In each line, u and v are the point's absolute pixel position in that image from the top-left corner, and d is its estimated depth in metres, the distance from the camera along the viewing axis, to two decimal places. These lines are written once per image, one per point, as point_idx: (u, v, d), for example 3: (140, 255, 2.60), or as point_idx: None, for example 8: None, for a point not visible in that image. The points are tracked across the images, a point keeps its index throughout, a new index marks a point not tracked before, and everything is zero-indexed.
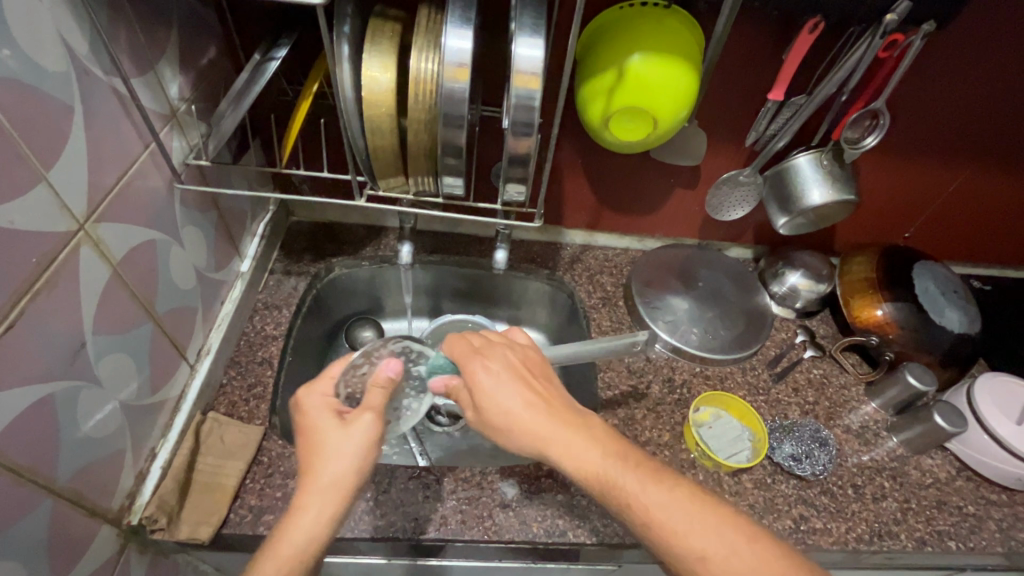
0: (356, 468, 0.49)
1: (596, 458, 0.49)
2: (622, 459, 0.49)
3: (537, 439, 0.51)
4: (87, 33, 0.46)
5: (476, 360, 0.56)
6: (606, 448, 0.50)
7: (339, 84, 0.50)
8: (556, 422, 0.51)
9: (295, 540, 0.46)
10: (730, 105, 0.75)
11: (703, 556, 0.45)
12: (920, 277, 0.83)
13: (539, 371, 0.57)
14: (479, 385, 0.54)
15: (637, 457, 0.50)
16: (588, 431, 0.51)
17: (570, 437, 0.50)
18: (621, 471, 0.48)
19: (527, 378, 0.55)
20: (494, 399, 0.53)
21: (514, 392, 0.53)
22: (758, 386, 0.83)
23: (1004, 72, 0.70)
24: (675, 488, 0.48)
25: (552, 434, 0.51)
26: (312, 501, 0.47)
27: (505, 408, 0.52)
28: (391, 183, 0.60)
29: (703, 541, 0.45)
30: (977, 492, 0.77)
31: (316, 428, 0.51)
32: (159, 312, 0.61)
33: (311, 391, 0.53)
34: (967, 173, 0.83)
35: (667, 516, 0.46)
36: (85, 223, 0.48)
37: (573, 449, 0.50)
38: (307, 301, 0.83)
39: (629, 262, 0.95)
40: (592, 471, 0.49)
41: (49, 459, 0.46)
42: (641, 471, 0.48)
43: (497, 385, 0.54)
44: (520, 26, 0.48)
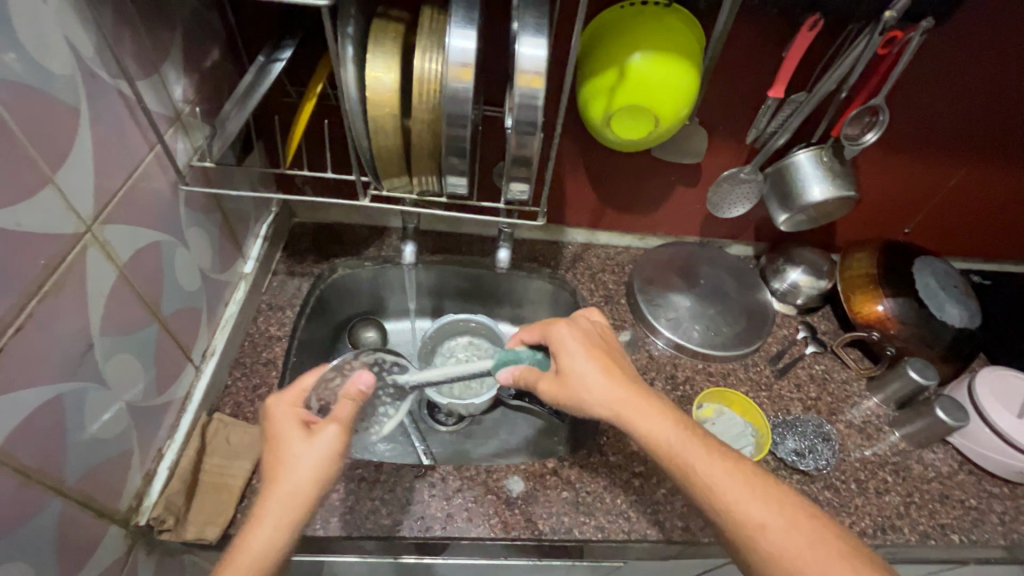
0: (316, 479, 0.49)
1: (668, 428, 0.53)
2: (693, 431, 0.54)
3: (619, 402, 0.54)
4: (92, 36, 0.47)
5: (560, 327, 0.60)
6: (677, 421, 0.54)
7: (343, 85, 0.51)
8: (635, 392, 0.55)
9: (254, 549, 0.45)
10: (730, 102, 0.75)
11: (762, 526, 0.48)
12: (920, 272, 0.84)
13: (615, 349, 0.61)
14: (568, 348, 0.58)
15: (704, 431, 0.54)
16: (663, 404, 0.55)
17: (648, 406, 0.54)
18: (691, 443, 0.52)
19: (606, 351, 0.59)
20: (576, 364, 0.56)
21: (596, 360, 0.57)
22: (760, 382, 0.83)
23: (1003, 67, 0.70)
24: (738, 463, 0.52)
25: (627, 401, 0.54)
26: (271, 509, 0.47)
27: (589, 371, 0.56)
28: (395, 183, 0.60)
29: (763, 511, 0.48)
30: (979, 485, 0.77)
31: (281, 435, 0.51)
32: (165, 313, 0.61)
33: (280, 399, 0.54)
34: (967, 168, 0.84)
35: (729, 487, 0.50)
36: (92, 225, 0.48)
37: (650, 415, 0.54)
38: (311, 301, 0.83)
39: (630, 261, 0.96)
40: (664, 439, 0.53)
41: (57, 460, 0.46)
42: (707, 444, 0.53)
43: (582, 352, 0.57)
44: (523, 26, 0.48)
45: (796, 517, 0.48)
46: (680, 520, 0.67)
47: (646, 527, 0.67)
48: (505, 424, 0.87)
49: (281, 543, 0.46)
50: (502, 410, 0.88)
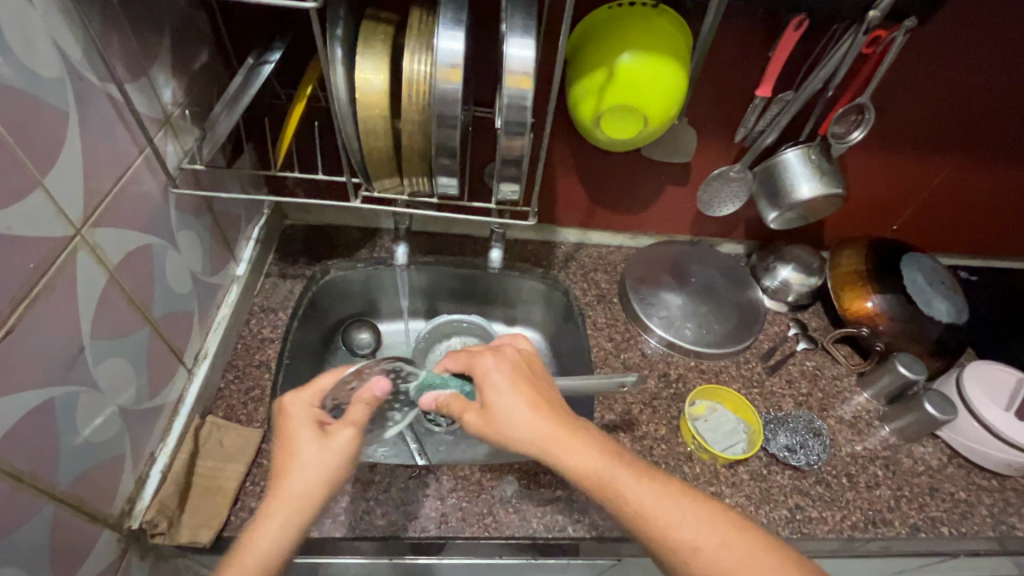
0: (326, 481, 0.49)
1: (596, 459, 0.50)
2: (618, 457, 0.51)
3: (542, 438, 0.51)
4: (80, 40, 0.47)
5: (485, 359, 0.57)
6: (604, 448, 0.52)
7: (332, 86, 0.51)
8: (560, 426, 0.52)
9: (258, 552, 0.45)
10: (718, 102, 0.76)
11: (693, 549, 0.47)
12: (908, 269, 0.85)
13: (544, 378, 0.58)
14: (490, 379, 0.55)
15: (631, 456, 0.52)
16: (589, 434, 0.52)
17: (569, 437, 0.52)
18: (617, 468, 0.50)
19: (532, 382, 0.56)
20: (502, 398, 0.54)
21: (521, 394, 0.54)
22: (752, 379, 0.84)
23: (985, 65, 0.71)
24: (666, 484, 0.50)
25: (551, 435, 0.51)
26: (278, 510, 0.47)
27: (515, 406, 0.53)
28: (386, 184, 0.60)
29: (693, 534, 0.47)
30: (968, 478, 0.78)
31: (294, 435, 0.51)
32: (156, 317, 0.61)
33: (297, 396, 0.54)
34: (953, 165, 0.85)
35: (660, 511, 0.48)
36: (82, 229, 0.48)
37: (572, 445, 0.51)
38: (303, 304, 0.82)
39: (622, 260, 0.97)
40: (591, 468, 0.50)
41: (49, 465, 0.46)
42: (635, 468, 0.50)
43: (509, 385, 0.54)
44: (511, 27, 0.49)
45: (725, 537, 0.47)
46: None
47: None
48: None
49: (286, 547, 0.46)
50: None
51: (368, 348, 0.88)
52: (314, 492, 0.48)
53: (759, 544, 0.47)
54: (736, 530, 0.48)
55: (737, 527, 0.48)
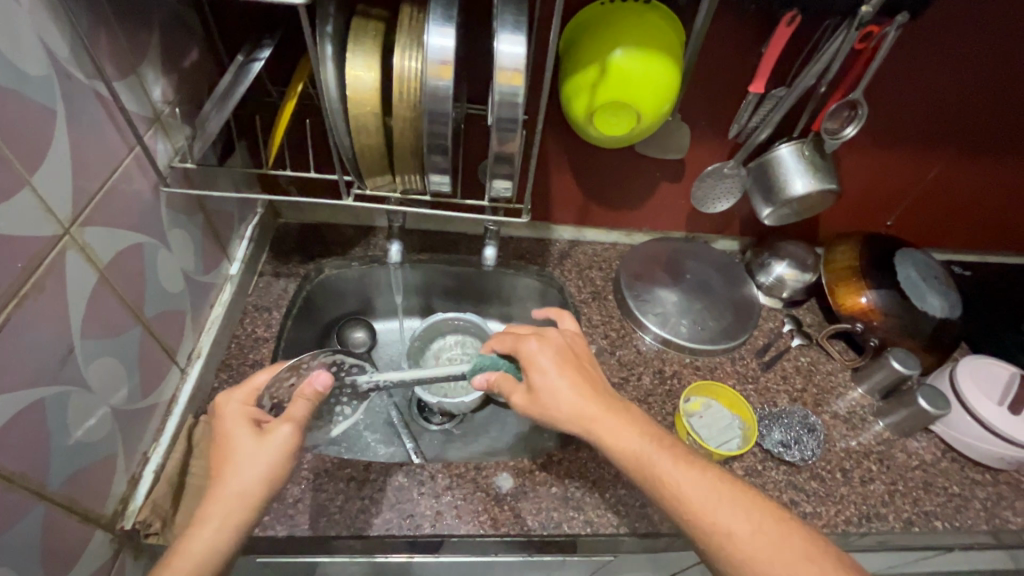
0: (263, 479, 0.50)
1: (637, 440, 0.54)
2: (660, 441, 0.54)
3: (589, 419, 0.55)
4: (67, 37, 0.46)
5: (530, 343, 0.60)
6: (644, 431, 0.55)
7: (322, 83, 0.50)
8: (604, 408, 0.56)
9: (192, 550, 0.46)
10: (711, 98, 0.76)
11: (729, 533, 0.48)
12: (901, 264, 0.85)
13: (587, 361, 0.61)
14: (537, 361, 0.58)
15: (671, 440, 0.54)
16: (629, 415, 0.56)
17: (614, 419, 0.55)
18: (657, 450, 0.53)
19: (576, 365, 0.59)
20: (548, 380, 0.57)
21: (567, 376, 0.57)
22: (747, 375, 0.84)
23: (976, 60, 0.71)
24: (707, 471, 0.51)
25: (597, 416, 0.55)
26: (214, 510, 0.48)
27: (562, 388, 0.56)
28: (379, 182, 0.60)
29: (730, 519, 0.48)
30: (962, 473, 0.78)
31: (230, 433, 0.52)
32: (149, 316, 0.60)
33: (231, 396, 0.55)
34: (946, 160, 0.85)
35: (698, 495, 0.50)
36: (70, 227, 0.48)
37: (615, 426, 0.54)
38: (297, 303, 0.83)
39: (617, 257, 0.97)
40: (632, 449, 0.53)
41: (40, 465, 0.46)
42: (675, 451, 0.53)
43: (555, 368, 0.58)
44: (502, 23, 0.49)
45: (762, 524, 0.48)
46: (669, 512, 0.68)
47: (635, 521, 0.67)
48: (496, 422, 0.87)
49: (223, 544, 0.47)
50: (493, 407, 0.88)
51: (362, 346, 0.89)
52: (252, 489, 0.49)
53: (795, 533, 0.48)
54: (771, 517, 0.49)
55: (773, 516, 0.49)
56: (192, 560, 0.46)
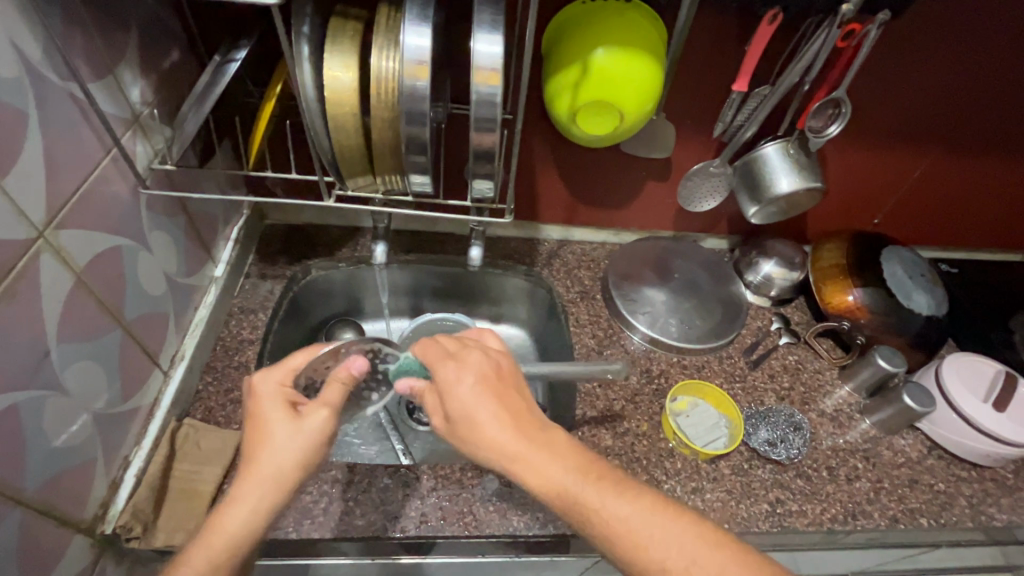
0: (299, 463, 0.48)
1: (562, 476, 0.46)
2: (584, 473, 0.47)
3: (507, 455, 0.47)
4: (39, 38, 0.46)
5: (448, 368, 0.52)
6: (570, 463, 0.47)
7: (300, 85, 0.50)
8: (525, 441, 0.48)
9: (226, 531, 0.46)
10: (696, 97, 0.76)
11: (664, 570, 0.43)
12: (888, 262, 0.85)
13: (513, 382, 0.52)
14: (452, 388, 0.51)
15: (599, 468, 0.48)
16: (554, 446, 0.48)
17: (534, 453, 0.47)
18: (584, 485, 0.46)
19: (498, 389, 0.51)
20: (465, 411, 0.49)
21: (485, 406, 0.49)
22: (734, 374, 0.84)
23: (960, 56, 0.71)
24: (638, 498, 0.46)
25: (515, 454, 0.47)
26: (248, 492, 0.47)
27: (478, 422, 0.49)
28: (360, 182, 0.60)
29: (664, 553, 0.44)
30: (948, 470, 0.78)
31: (263, 415, 0.50)
32: (127, 319, 0.60)
33: (266, 376, 0.53)
34: (932, 158, 0.85)
35: (630, 529, 0.44)
36: (45, 230, 0.47)
37: (537, 460, 0.47)
38: (283, 305, 0.81)
39: (606, 256, 0.97)
40: (553, 488, 0.46)
41: (16, 470, 0.46)
42: (602, 483, 0.46)
43: (473, 398, 0.50)
44: (479, 22, 0.48)
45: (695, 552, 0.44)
46: None
47: None
48: None
49: (255, 527, 0.46)
50: None
51: None
52: (287, 474, 0.48)
53: (734, 563, 0.43)
54: (709, 547, 0.44)
55: (711, 544, 0.44)
56: (225, 542, 0.45)
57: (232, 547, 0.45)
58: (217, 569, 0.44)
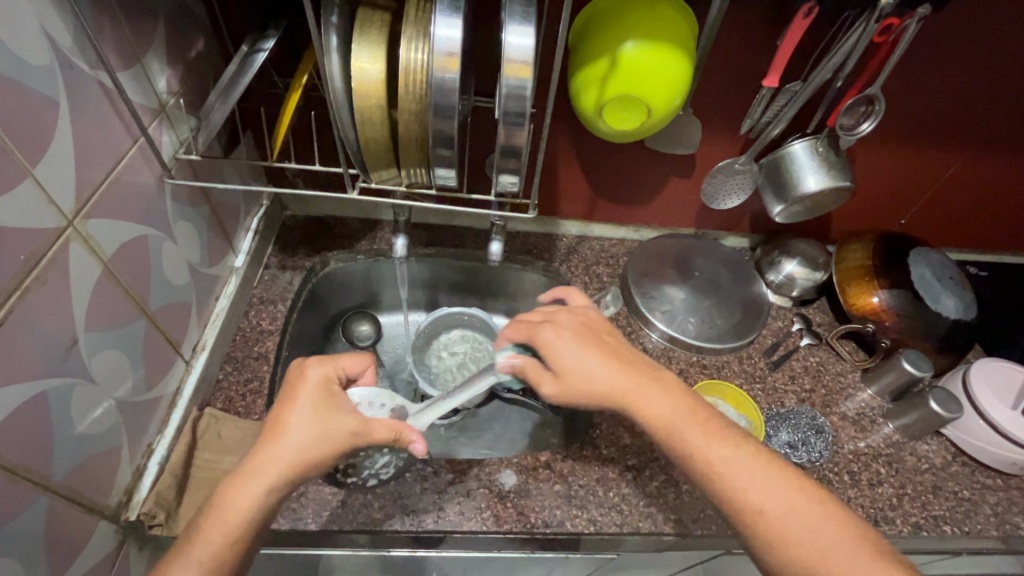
0: (308, 458, 0.48)
1: (671, 408, 0.53)
2: (691, 413, 0.53)
3: (627, 391, 0.54)
4: (70, 27, 0.46)
5: (547, 330, 0.59)
6: (676, 403, 0.54)
7: (327, 76, 0.50)
8: (635, 377, 0.55)
9: (237, 505, 0.45)
10: (724, 92, 0.74)
11: (760, 512, 0.47)
12: (915, 263, 0.83)
13: (608, 333, 0.61)
14: (558, 344, 0.57)
15: (705, 412, 0.53)
16: (666, 382, 0.55)
17: (645, 384, 0.55)
18: (688, 422, 0.52)
19: (601, 342, 0.58)
20: (579, 361, 0.56)
21: (593, 353, 0.56)
22: (755, 375, 0.83)
23: (999, 52, 0.69)
24: (739, 446, 0.50)
25: (631, 383, 0.55)
26: (261, 470, 0.47)
27: (597, 361, 0.56)
28: (384, 175, 0.59)
29: (761, 497, 0.47)
30: (972, 477, 0.77)
31: (300, 400, 0.51)
32: (154, 307, 0.60)
33: (318, 367, 0.54)
34: (966, 157, 0.83)
35: (729, 470, 0.49)
36: (74, 220, 0.47)
37: (648, 396, 0.54)
38: (303, 295, 0.81)
39: (625, 253, 0.95)
40: (661, 418, 0.53)
41: (43, 457, 0.46)
42: (706, 425, 0.52)
43: (577, 350, 0.57)
44: (510, 14, 0.47)
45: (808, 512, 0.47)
46: (672, 512, 0.68)
47: (639, 520, 0.67)
48: (501, 418, 0.84)
49: (261, 508, 0.46)
50: (497, 403, 0.86)
51: (369, 340, 0.86)
52: (295, 469, 0.48)
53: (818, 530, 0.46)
54: (807, 500, 0.47)
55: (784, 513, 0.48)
56: (224, 524, 0.45)
57: (231, 531, 0.45)
58: (224, 543, 0.44)
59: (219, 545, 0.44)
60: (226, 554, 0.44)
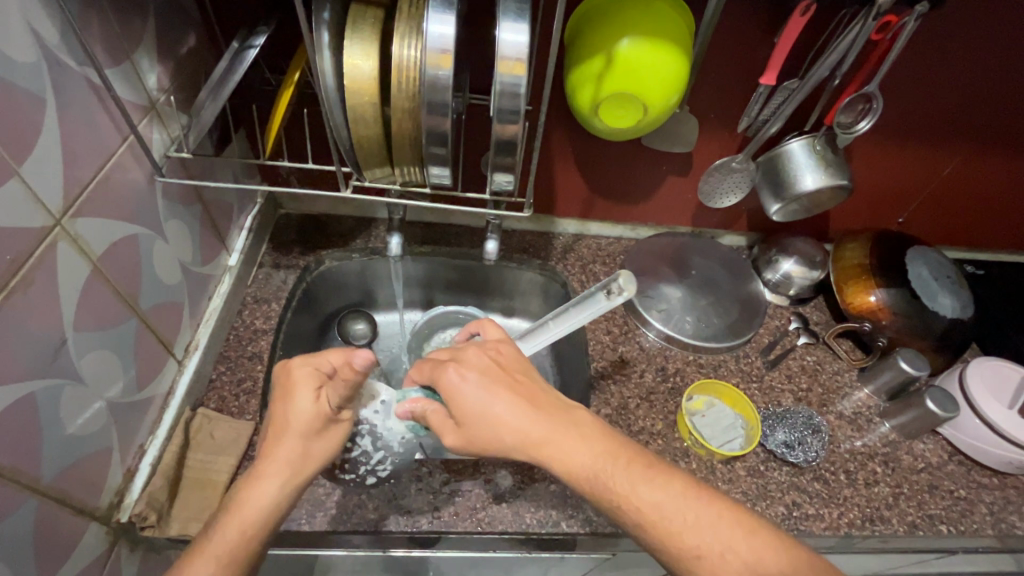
0: (315, 455, 0.50)
1: (591, 455, 0.48)
2: (614, 457, 0.48)
3: (539, 441, 0.49)
4: (57, 22, 0.45)
5: (451, 371, 0.52)
6: (598, 449, 0.49)
7: (320, 73, 0.49)
8: (552, 423, 0.50)
9: (254, 502, 0.46)
10: (722, 90, 0.74)
11: (698, 556, 0.45)
12: (912, 262, 0.83)
13: (521, 369, 0.54)
14: (461, 389, 0.51)
15: (629, 453, 0.49)
16: (583, 426, 0.50)
17: (561, 431, 0.49)
18: (613, 468, 0.48)
19: (510, 382, 0.52)
20: (483, 408, 0.49)
21: (500, 397, 0.50)
22: (751, 374, 0.83)
23: (996, 51, 0.69)
24: (671, 485, 0.47)
25: (544, 432, 0.49)
26: (271, 471, 0.47)
27: (506, 407, 0.49)
28: (378, 174, 0.59)
29: (701, 540, 0.45)
30: (968, 476, 0.77)
31: (296, 396, 0.50)
32: (144, 308, 0.60)
33: (304, 362, 0.52)
34: (963, 156, 0.83)
35: (663, 515, 0.46)
36: (62, 219, 0.47)
37: (568, 444, 0.48)
38: (297, 294, 0.80)
39: (622, 251, 0.95)
40: (584, 470, 0.48)
41: (33, 457, 0.46)
42: (633, 469, 0.48)
43: (481, 393, 0.50)
44: (504, 10, 0.47)
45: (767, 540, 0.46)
46: None
47: None
48: None
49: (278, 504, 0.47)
50: None
51: (364, 338, 0.85)
52: (303, 466, 0.49)
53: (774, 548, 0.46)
54: (748, 540, 0.45)
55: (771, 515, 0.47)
56: (241, 523, 0.45)
57: (249, 529, 0.45)
58: (247, 538, 0.45)
59: (237, 541, 0.44)
60: (245, 550, 0.45)
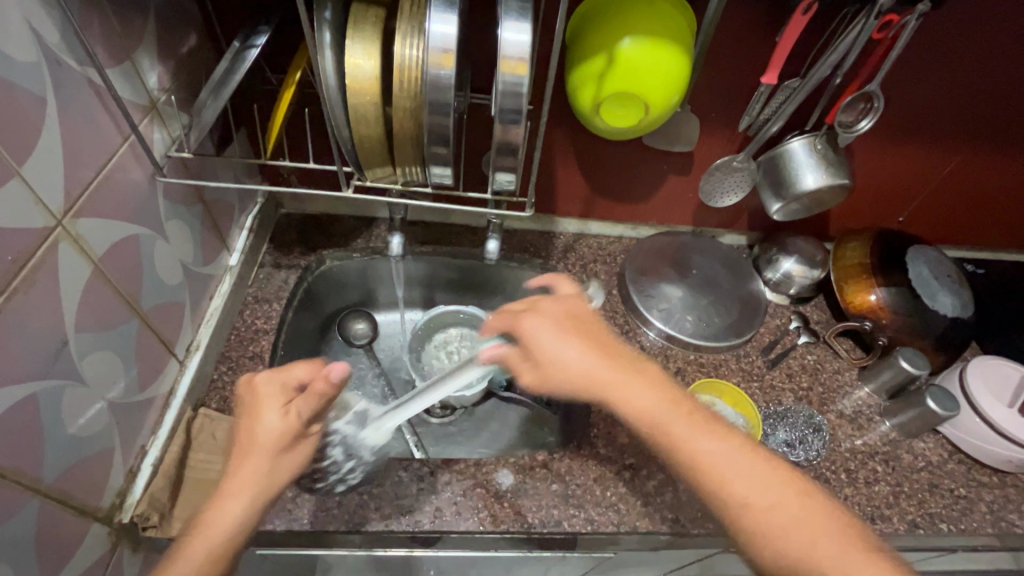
0: (279, 473, 0.51)
1: (653, 401, 0.53)
2: (676, 406, 0.53)
3: (607, 385, 0.54)
4: (57, 21, 0.45)
5: (530, 318, 0.58)
6: (662, 396, 0.54)
7: (321, 72, 0.49)
8: (626, 372, 0.55)
9: (220, 521, 0.47)
10: (723, 89, 0.74)
11: (746, 505, 0.48)
12: (913, 261, 0.83)
13: (593, 322, 0.60)
14: (539, 336, 0.57)
15: (689, 404, 0.53)
16: (648, 375, 0.56)
17: (629, 377, 0.55)
18: (674, 417, 0.52)
19: (584, 331, 0.58)
20: (557, 351, 0.56)
21: (573, 343, 0.56)
22: (752, 373, 0.83)
23: (999, 49, 0.69)
24: (726, 439, 0.51)
25: (611, 377, 0.55)
26: (236, 488, 0.49)
27: (577, 353, 0.56)
28: (379, 174, 0.59)
29: (747, 490, 0.48)
30: (968, 475, 0.77)
31: (262, 411, 0.53)
32: (146, 308, 0.60)
33: (270, 377, 0.55)
34: (964, 154, 0.83)
35: (714, 463, 0.49)
36: (63, 219, 0.47)
37: (635, 388, 0.54)
38: (298, 295, 0.81)
39: (623, 251, 0.95)
40: (647, 413, 0.52)
41: (34, 458, 0.45)
42: (693, 419, 0.52)
43: (558, 340, 0.57)
44: (506, 9, 0.47)
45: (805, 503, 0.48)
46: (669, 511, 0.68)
47: (636, 519, 0.67)
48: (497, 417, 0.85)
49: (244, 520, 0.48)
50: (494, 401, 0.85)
51: (363, 338, 0.87)
52: (269, 483, 0.50)
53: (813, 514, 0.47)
54: (796, 494, 0.48)
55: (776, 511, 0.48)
56: (209, 541, 0.46)
57: (215, 548, 0.45)
58: (213, 558, 0.45)
59: (204, 558, 0.45)
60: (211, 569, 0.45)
